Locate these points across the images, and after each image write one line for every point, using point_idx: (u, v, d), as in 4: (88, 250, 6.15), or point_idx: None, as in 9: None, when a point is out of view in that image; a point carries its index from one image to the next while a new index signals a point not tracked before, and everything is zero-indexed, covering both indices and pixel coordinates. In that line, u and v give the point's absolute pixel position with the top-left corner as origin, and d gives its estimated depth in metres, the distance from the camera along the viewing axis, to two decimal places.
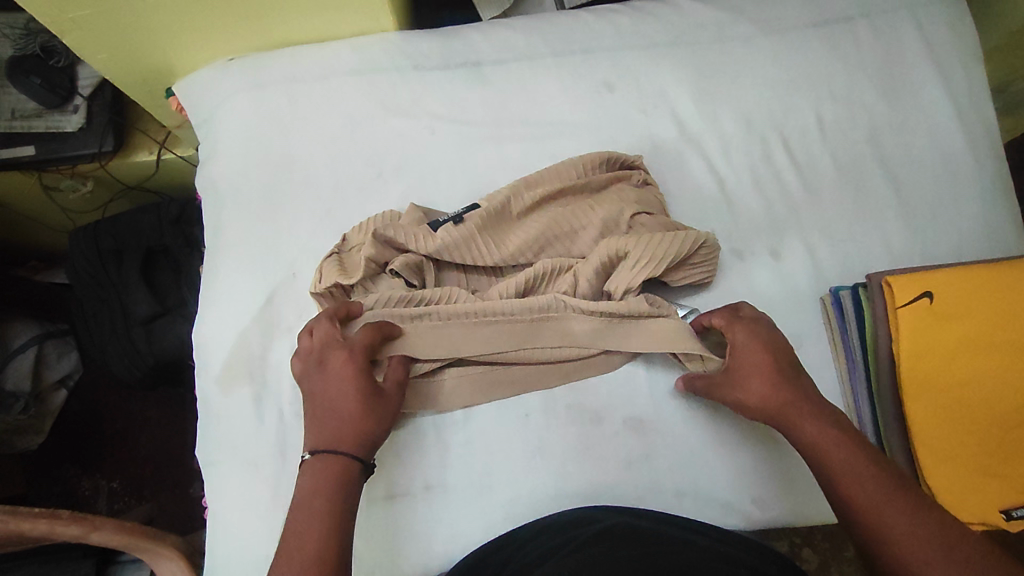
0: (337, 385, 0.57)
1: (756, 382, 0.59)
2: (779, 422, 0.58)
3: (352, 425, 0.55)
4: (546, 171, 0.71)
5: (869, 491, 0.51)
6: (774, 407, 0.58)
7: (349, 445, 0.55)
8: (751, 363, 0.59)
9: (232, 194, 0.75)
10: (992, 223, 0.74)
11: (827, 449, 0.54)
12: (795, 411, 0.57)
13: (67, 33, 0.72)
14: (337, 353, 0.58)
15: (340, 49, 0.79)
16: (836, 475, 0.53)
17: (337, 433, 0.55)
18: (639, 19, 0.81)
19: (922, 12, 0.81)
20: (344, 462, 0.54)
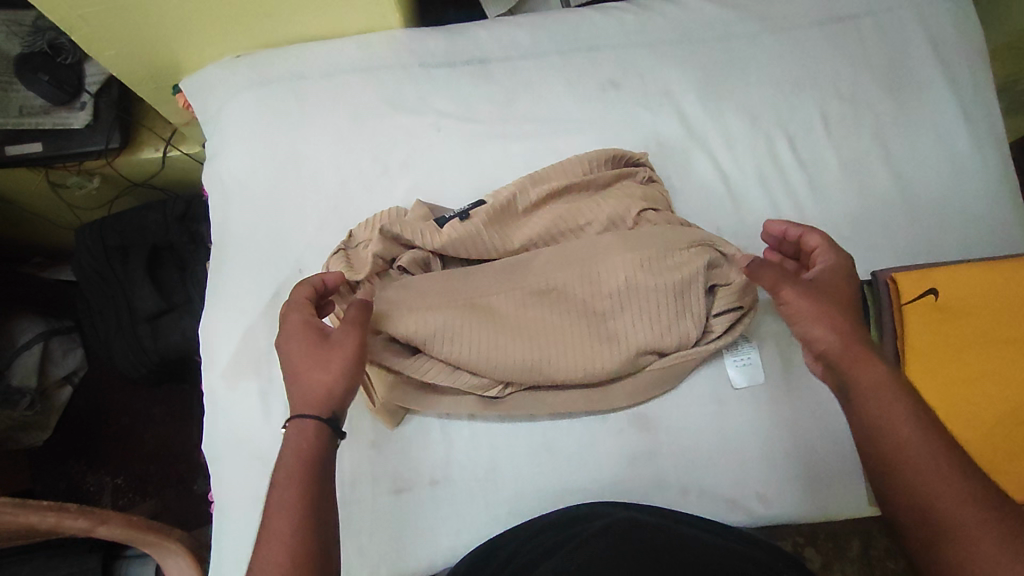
0: (287, 345, 0.54)
1: (807, 310, 0.55)
2: (845, 370, 0.52)
3: (309, 383, 0.52)
4: (552, 167, 0.70)
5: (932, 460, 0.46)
6: (845, 345, 0.52)
7: (306, 406, 0.51)
8: (832, 298, 0.56)
9: (239, 190, 0.76)
10: (998, 221, 0.74)
11: (893, 409, 0.49)
12: (871, 365, 0.51)
13: (75, 29, 0.72)
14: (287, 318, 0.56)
15: (346, 46, 0.79)
16: (900, 437, 0.48)
17: (295, 392, 0.52)
18: (645, 17, 0.81)
19: (929, 10, 0.81)
20: (308, 428, 0.51)
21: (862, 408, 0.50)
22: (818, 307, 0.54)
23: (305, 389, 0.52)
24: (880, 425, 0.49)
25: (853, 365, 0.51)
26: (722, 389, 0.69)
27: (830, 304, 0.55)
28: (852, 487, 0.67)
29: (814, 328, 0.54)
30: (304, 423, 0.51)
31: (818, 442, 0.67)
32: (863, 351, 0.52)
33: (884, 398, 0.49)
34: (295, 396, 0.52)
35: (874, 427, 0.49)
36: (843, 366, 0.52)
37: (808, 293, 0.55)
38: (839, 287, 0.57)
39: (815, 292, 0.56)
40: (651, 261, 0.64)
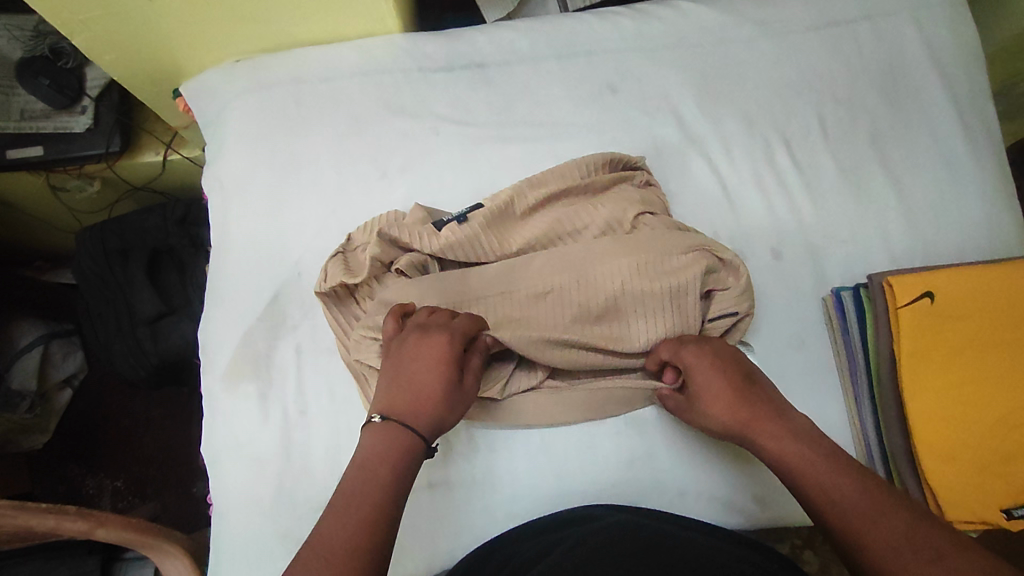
0: (429, 360, 0.57)
1: (709, 413, 0.60)
2: (746, 436, 0.58)
3: (434, 407, 0.56)
4: (550, 171, 0.71)
5: (834, 486, 0.51)
6: (738, 429, 0.58)
7: (421, 426, 0.55)
8: (710, 402, 0.60)
9: (239, 194, 0.76)
10: (993, 225, 0.75)
11: (806, 464, 0.53)
12: (763, 424, 0.57)
13: (77, 34, 0.73)
14: (439, 334, 0.58)
15: (344, 50, 0.79)
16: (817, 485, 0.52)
17: (412, 403, 0.55)
18: (642, 21, 0.81)
19: (925, 15, 0.82)
20: (410, 438, 0.54)
21: (772, 462, 0.56)
22: (710, 408, 0.60)
23: (424, 410, 0.55)
24: (789, 473, 0.54)
25: (749, 431, 0.58)
26: None
27: (715, 395, 0.59)
28: None
29: (717, 430, 0.60)
30: (412, 438, 0.54)
31: None
32: (755, 418, 0.57)
33: (784, 445, 0.55)
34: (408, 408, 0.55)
35: (796, 480, 0.54)
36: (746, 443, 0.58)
37: (694, 407, 0.61)
38: (713, 381, 0.60)
39: (698, 399, 0.61)
40: (650, 260, 0.64)
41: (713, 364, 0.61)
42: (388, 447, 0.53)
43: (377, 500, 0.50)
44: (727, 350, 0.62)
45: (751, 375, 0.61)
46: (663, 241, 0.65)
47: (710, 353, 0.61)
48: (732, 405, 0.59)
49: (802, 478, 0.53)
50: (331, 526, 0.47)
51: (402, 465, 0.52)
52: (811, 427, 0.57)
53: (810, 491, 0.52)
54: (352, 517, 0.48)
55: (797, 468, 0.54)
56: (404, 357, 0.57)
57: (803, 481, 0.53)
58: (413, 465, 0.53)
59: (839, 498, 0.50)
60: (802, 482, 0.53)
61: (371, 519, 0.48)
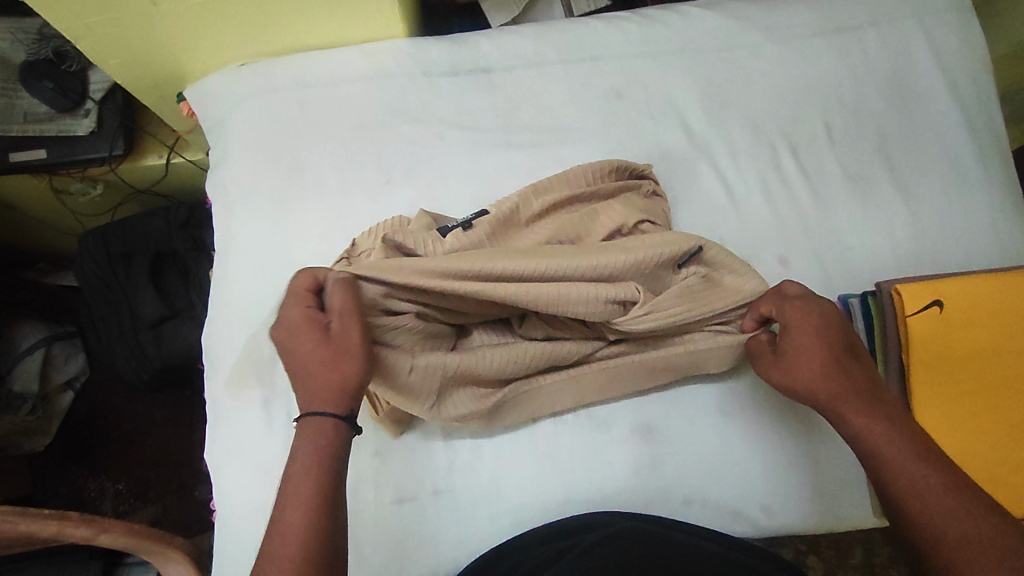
0: (297, 339, 0.53)
1: (807, 371, 0.54)
2: (830, 409, 0.53)
3: (324, 376, 0.52)
4: (555, 178, 0.70)
5: (919, 478, 0.48)
6: (823, 399, 0.54)
7: (322, 402, 0.51)
8: (801, 361, 0.55)
9: (243, 199, 0.76)
10: (1001, 231, 0.74)
11: (891, 450, 0.50)
12: (854, 401, 0.52)
13: (81, 38, 0.72)
14: (289, 317, 0.54)
15: (349, 55, 0.79)
16: (897, 473, 0.49)
17: (308, 390, 0.52)
18: (649, 26, 0.81)
19: (932, 21, 0.82)
20: (319, 421, 0.51)
21: (851, 441, 0.52)
22: (809, 368, 0.54)
23: (316, 383, 0.52)
24: (869, 455, 0.51)
25: (835, 402, 0.53)
26: (725, 402, 0.68)
27: (820, 353, 0.54)
28: (851, 497, 0.67)
29: (802, 392, 0.55)
30: (316, 419, 0.51)
31: (822, 453, 0.68)
32: (848, 392, 0.53)
33: (871, 425, 0.51)
34: (305, 391, 0.52)
35: (877, 464, 0.50)
36: (825, 406, 0.54)
37: (789, 362, 0.56)
38: (810, 343, 0.55)
39: (795, 356, 0.55)
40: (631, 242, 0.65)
41: (818, 322, 0.56)
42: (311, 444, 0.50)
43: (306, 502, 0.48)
44: (832, 311, 0.57)
45: (854, 348, 0.56)
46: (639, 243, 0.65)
47: (817, 312, 0.56)
48: (823, 373, 0.54)
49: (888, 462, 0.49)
50: (273, 542, 0.46)
51: (324, 454, 0.50)
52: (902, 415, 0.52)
53: (889, 478, 0.49)
54: (290, 522, 0.47)
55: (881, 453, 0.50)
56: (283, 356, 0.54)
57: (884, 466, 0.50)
58: (338, 447, 0.51)
59: (920, 491, 0.47)
60: (882, 466, 0.50)
61: (305, 522, 0.47)
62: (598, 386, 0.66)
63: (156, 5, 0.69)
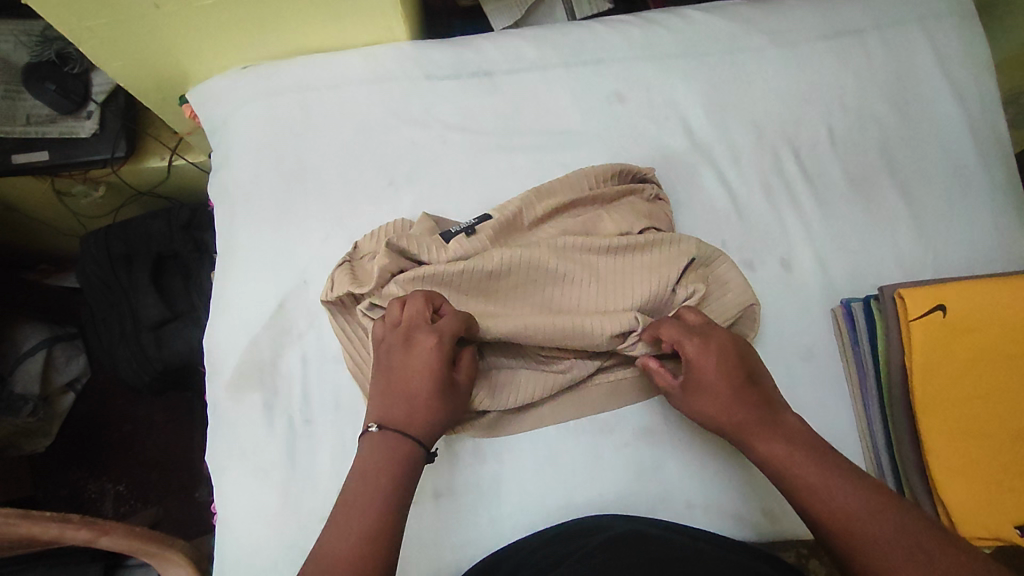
0: (422, 373, 0.56)
1: (710, 405, 0.58)
2: (738, 436, 0.57)
3: (431, 415, 0.56)
4: (557, 182, 0.70)
5: (825, 491, 0.51)
6: (730, 425, 0.57)
7: (421, 436, 0.56)
8: (707, 396, 0.58)
9: (245, 201, 0.76)
10: (1003, 236, 0.74)
11: (796, 467, 0.53)
12: (758, 428, 0.56)
13: (84, 41, 0.72)
14: (425, 337, 0.57)
15: (350, 58, 0.79)
16: (806, 488, 0.52)
17: (407, 412, 0.56)
18: (651, 30, 0.81)
19: (935, 25, 0.82)
20: (411, 447, 0.55)
21: (762, 465, 0.56)
22: (715, 402, 0.58)
23: (420, 419, 0.56)
24: (780, 475, 0.54)
25: (741, 429, 0.57)
26: None
27: (722, 385, 0.57)
28: None
29: (710, 424, 0.59)
30: (413, 450, 0.55)
31: None
32: (749, 421, 0.56)
33: (773, 447, 0.55)
34: (402, 417, 0.56)
35: (790, 484, 0.53)
36: (732, 433, 0.57)
37: (693, 396, 0.59)
38: (711, 378, 0.58)
39: (701, 390, 0.58)
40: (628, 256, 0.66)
41: (718, 355, 0.58)
42: (386, 459, 0.54)
43: (373, 511, 0.51)
44: (729, 341, 0.59)
45: (751, 373, 0.59)
46: (641, 266, 0.65)
47: (714, 346, 0.58)
48: (725, 405, 0.57)
49: (798, 481, 0.53)
50: (333, 538, 0.49)
51: (398, 474, 0.53)
52: (805, 432, 0.56)
53: (798, 494, 0.52)
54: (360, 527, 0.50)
55: (788, 472, 0.54)
56: (394, 364, 0.57)
57: (795, 484, 0.53)
58: (412, 473, 0.54)
59: (831, 499, 0.51)
60: (792, 485, 0.53)
61: (374, 532, 0.50)
62: (599, 401, 0.67)
63: (158, 8, 0.69)
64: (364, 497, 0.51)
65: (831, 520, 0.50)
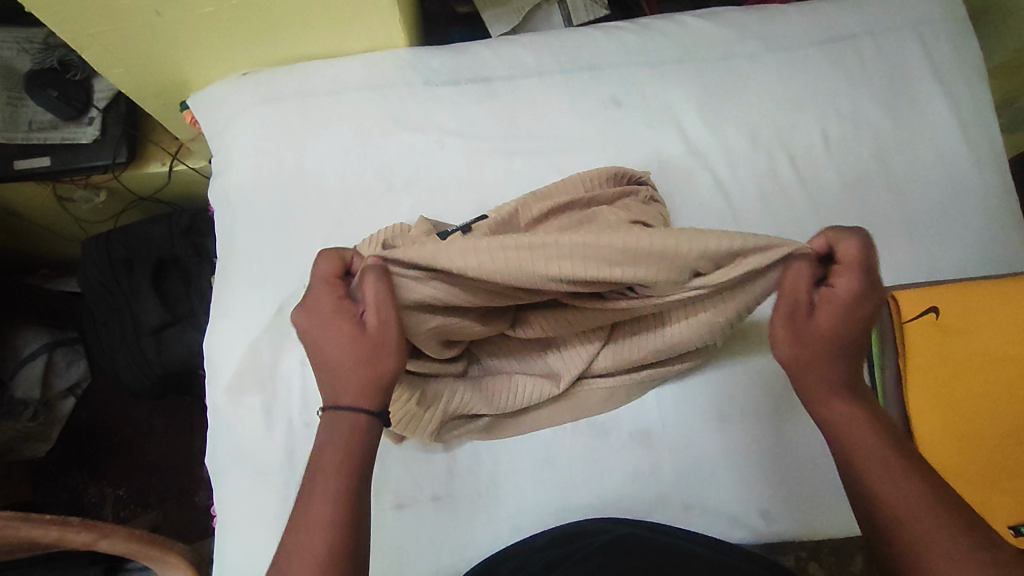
0: (325, 330, 0.51)
1: (811, 345, 0.51)
2: (811, 392, 0.52)
3: (349, 370, 0.50)
4: (554, 186, 0.71)
5: (890, 470, 0.47)
6: (806, 376, 0.52)
7: (353, 396, 0.50)
8: (815, 334, 0.51)
9: (245, 205, 0.77)
10: (997, 239, 0.75)
11: (865, 440, 0.49)
12: (834, 392, 0.51)
13: (86, 48, 0.73)
14: (315, 295, 0.52)
15: (349, 65, 0.80)
16: (870, 464, 0.48)
17: (334, 378, 0.51)
18: (647, 36, 0.82)
19: (928, 30, 0.83)
20: (352, 412, 0.50)
21: (824, 428, 0.52)
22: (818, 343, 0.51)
23: (345, 379, 0.50)
24: (838, 441, 0.50)
25: (823, 381, 0.51)
26: (725, 409, 0.68)
27: (837, 336, 0.50)
28: (848, 506, 0.67)
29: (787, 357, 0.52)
30: (355, 411, 0.50)
31: (819, 459, 0.68)
32: (834, 380, 0.51)
33: (845, 415, 0.51)
34: (336, 383, 0.51)
35: (848, 454, 0.50)
36: (805, 378, 0.52)
37: (802, 332, 0.51)
38: (840, 325, 0.50)
39: (812, 330, 0.51)
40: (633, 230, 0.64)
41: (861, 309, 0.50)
42: (345, 436, 0.49)
43: (335, 494, 0.47)
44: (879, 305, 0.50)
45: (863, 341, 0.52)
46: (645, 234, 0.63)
47: (869, 304, 0.50)
48: (826, 353, 0.51)
49: (863, 456, 0.49)
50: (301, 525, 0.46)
51: (354, 448, 0.49)
52: (874, 403, 0.52)
53: (860, 466, 0.48)
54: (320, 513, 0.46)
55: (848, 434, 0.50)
56: (304, 338, 0.52)
57: (855, 455, 0.49)
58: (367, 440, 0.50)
59: (889, 478, 0.47)
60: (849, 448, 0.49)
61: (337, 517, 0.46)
62: (598, 402, 0.67)
63: (160, 15, 0.70)
64: (326, 478, 0.47)
65: (883, 507, 0.46)
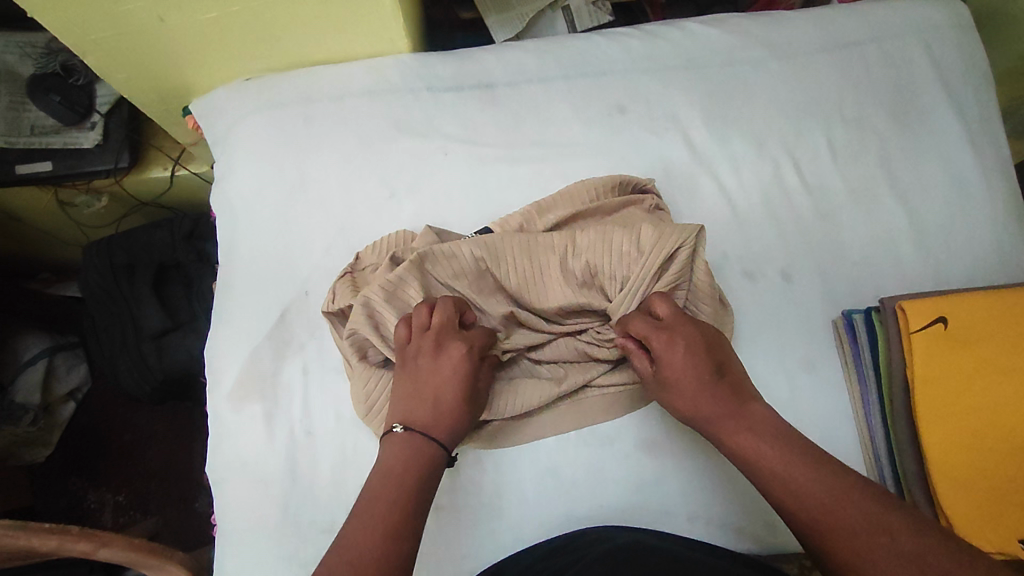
0: (451, 374, 0.57)
1: (682, 394, 0.56)
2: (711, 431, 0.55)
3: (452, 416, 0.56)
4: (558, 197, 0.72)
5: (806, 486, 0.49)
6: (703, 421, 0.56)
7: (447, 438, 0.56)
8: (678, 393, 0.56)
9: (247, 211, 0.76)
10: (1003, 248, 0.74)
11: (773, 463, 0.51)
12: (726, 424, 0.54)
13: (89, 53, 0.73)
14: (456, 343, 0.58)
15: (353, 70, 0.80)
16: (790, 484, 0.50)
17: (436, 416, 0.56)
18: (651, 42, 0.82)
19: (934, 38, 0.82)
20: (436, 448, 0.55)
21: (735, 459, 0.54)
22: (694, 389, 0.56)
23: (445, 419, 0.56)
24: (754, 471, 0.52)
25: (713, 420, 0.55)
26: None
27: (693, 380, 0.56)
28: None
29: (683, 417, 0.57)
30: (441, 452, 0.55)
31: None
32: (723, 417, 0.54)
33: (750, 440, 0.53)
34: (435, 418, 0.56)
35: (765, 478, 0.52)
36: (706, 427, 0.56)
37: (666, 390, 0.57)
38: (683, 372, 0.56)
39: (668, 385, 0.57)
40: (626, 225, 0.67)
41: (686, 351, 0.56)
42: (418, 458, 0.53)
43: (402, 503, 0.51)
44: (698, 334, 0.57)
45: (724, 363, 0.57)
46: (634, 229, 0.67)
47: (679, 340, 0.56)
48: (698, 393, 0.55)
49: (771, 478, 0.51)
50: (359, 531, 0.49)
51: (423, 472, 0.53)
52: (774, 420, 0.54)
53: (774, 489, 0.51)
54: (382, 518, 0.49)
55: (758, 465, 0.52)
56: (424, 368, 0.57)
57: (771, 477, 0.51)
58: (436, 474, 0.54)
59: (810, 492, 0.49)
60: (766, 481, 0.51)
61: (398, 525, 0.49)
62: (594, 412, 0.67)
63: (163, 20, 0.69)
64: (389, 486, 0.51)
65: (808, 521, 0.49)
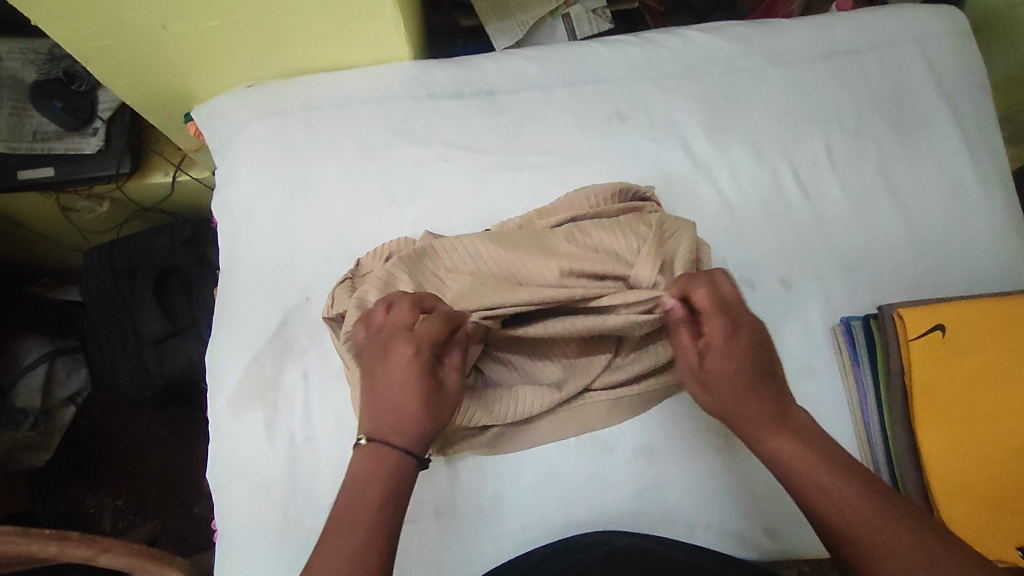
0: (401, 379, 0.53)
1: (724, 386, 0.52)
2: (746, 430, 0.52)
3: (412, 420, 0.52)
4: (559, 203, 0.72)
5: (838, 493, 0.47)
6: (734, 416, 0.52)
7: (409, 444, 0.52)
8: (721, 382, 0.52)
9: (248, 217, 0.77)
10: (1001, 255, 0.75)
11: (807, 469, 0.49)
12: (765, 425, 0.51)
13: (92, 60, 0.73)
14: (403, 344, 0.54)
15: (354, 78, 0.80)
16: (823, 490, 0.47)
17: (395, 423, 0.52)
18: (650, 50, 0.82)
19: (932, 45, 0.83)
20: (399, 455, 0.51)
21: (768, 463, 0.51)
22: (738, 385, 0.52)
23: (403, 425, 0.52)
24: (787, 477, 0.50)
25: (751, 419, 0.51)
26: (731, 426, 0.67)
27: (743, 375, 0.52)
28: None
29: (710, 405, 0.54)
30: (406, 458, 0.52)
31: None
32: (763, 416, 0.51)
33: (787, 445, 0.50)
34: (392, 426, 0.52)
35: (796, 484, 0.49)
36: (741, 424, 0.52)
37: (704, 379, 0.54)
38: (733, 365, 0.52)
39: (714, 375, 0.53)
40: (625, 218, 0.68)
41: (740, 344, 0.52)
42: (388, 466, 0.51)
43: (372, 514, 0.49)
44: (757, 329, 0.54)
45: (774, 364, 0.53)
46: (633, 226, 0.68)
47: (744, 332, 0.52)
48: (741, 390, 0.52)
49: (809, 484, 0.48)
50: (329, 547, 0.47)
51: (393, 482, 0.51)
52: (813, 428, 0.51)
53: (806, 494, 0.48)
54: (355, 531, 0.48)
55: (793, 470, 0.49)
56: (376, 375, 0.54)
57: (805, 482, 0.48)
58: (406, 481, 0.51)
59: (843, 500, 0.47)
60: (798, 486, 0.49)
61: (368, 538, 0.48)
62: (596, 416, 0.67)
63: (165, 29, 0.70)
64: (360, 496, 0.50)
65: (841, 531, 0.46)
